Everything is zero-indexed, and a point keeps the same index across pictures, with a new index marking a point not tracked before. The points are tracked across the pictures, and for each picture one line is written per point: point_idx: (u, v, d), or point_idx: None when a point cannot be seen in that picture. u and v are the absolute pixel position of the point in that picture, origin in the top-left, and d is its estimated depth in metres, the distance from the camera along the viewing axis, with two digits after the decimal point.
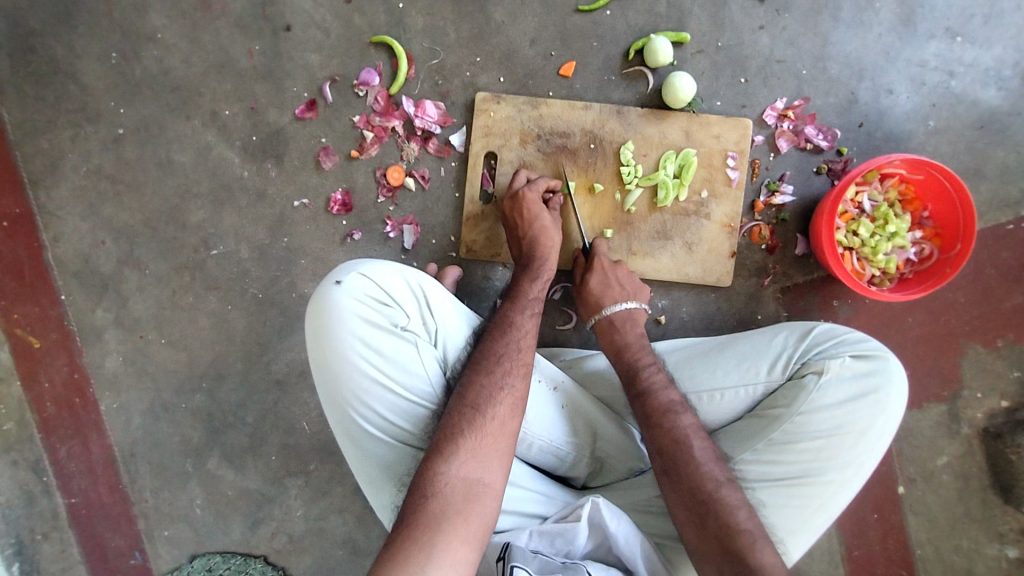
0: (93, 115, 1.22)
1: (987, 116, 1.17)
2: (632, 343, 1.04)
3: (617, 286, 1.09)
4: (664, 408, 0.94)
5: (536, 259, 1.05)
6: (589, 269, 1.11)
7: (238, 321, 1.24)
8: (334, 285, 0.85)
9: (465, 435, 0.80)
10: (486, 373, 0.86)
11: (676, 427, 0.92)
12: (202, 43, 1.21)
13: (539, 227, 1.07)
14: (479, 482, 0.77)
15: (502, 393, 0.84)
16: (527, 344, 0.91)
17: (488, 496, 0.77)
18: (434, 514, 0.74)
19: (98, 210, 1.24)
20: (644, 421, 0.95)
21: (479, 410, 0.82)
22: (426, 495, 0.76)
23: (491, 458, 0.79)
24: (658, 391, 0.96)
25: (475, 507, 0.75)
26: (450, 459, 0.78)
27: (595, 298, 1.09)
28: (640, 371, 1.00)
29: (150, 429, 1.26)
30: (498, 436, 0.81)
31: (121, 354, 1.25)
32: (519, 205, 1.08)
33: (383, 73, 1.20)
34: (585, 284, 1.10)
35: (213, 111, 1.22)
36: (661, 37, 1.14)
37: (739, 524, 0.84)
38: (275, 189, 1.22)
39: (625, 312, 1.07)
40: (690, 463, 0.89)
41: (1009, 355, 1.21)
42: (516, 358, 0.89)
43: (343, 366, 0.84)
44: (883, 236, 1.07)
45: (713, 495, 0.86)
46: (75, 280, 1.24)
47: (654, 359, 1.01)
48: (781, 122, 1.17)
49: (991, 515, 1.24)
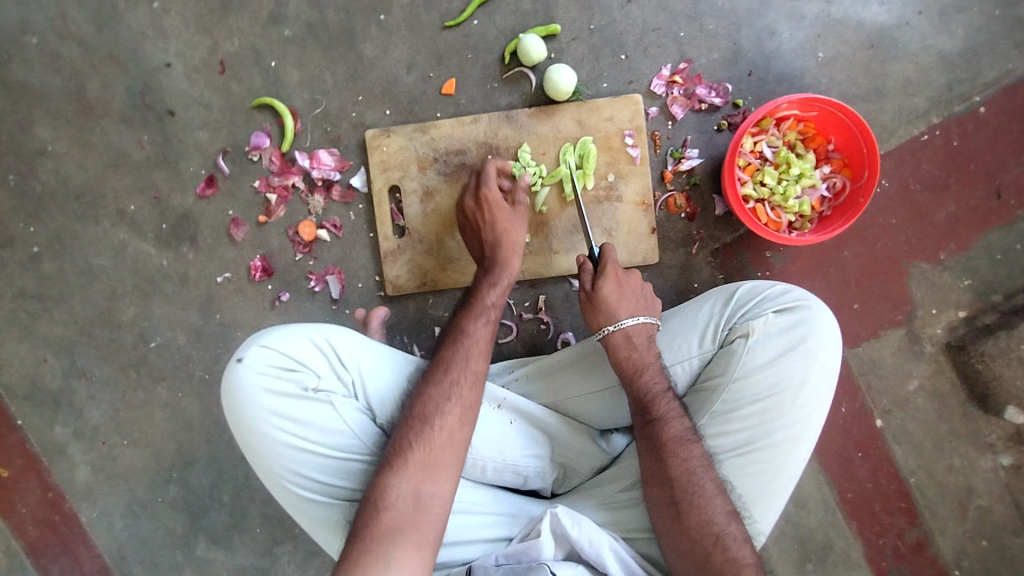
0: (5, 240, 1.24)
1: (875, 34, 1.15)
2: (651, 363, 0.94)
3: (631, 296, 0.99)
4: (679, 438, 0.89)
5: (498, 264, 1.03)
6: (600, 276, 1.01)
7: (192, 405, 1.25)
8: (236, 364, 0.84)
9: (415, 447, 0.82)
10: (436, 384, 0.87)
11: (690, 459, 0.88)
12: (92, 145, 1.22)
13: (502, 228, 1.04)
14: (427, 494, 0.79)
15: (450, 404, 0.85)
16: (478, 353, 0.91)
17: (437, 505, 0.79)
18: (386, 527, 0.76)
19: (33, 330, 1.25)
20: (655, 451, 0.89)
21: (428, 421, 0.83)
22: (378, 508, 0.78)
23: (439, 471, 0.80)
24: (674, 420, 0.91)
25: (424, 518, 0.77)
26: (400, 472, 0.80)
27: (613, 309, 0.98)
28: (655, 399, 0.92)
29: (134, 529, 1.28)
30: (446, 447, 0.82)
31: (89, 463, 1.27)
32: (482, 206, 1.06)
33: (272, 133, 1.20)
34: (598, 292, 0.99)
35: (119, 209, 1.23)
36: (530, 35, 1.13)
37: (741, 557, 0.83)
38: (196, 270, 1.23)
39: (642, 327, 0.97)
40: (700, 497, 0.86)
41: (955, 266, 1.19)
42: (467, 367, 0.89)
43: (263, 441, 0.83)
44: (790, 180, 1.06)
45: (720, 529, 0.85)
46: (27, 402, 1.26)
47: (668, 386, 0.94)
48: (670, 89, 1.16)
49: (976, 428, 1.21)
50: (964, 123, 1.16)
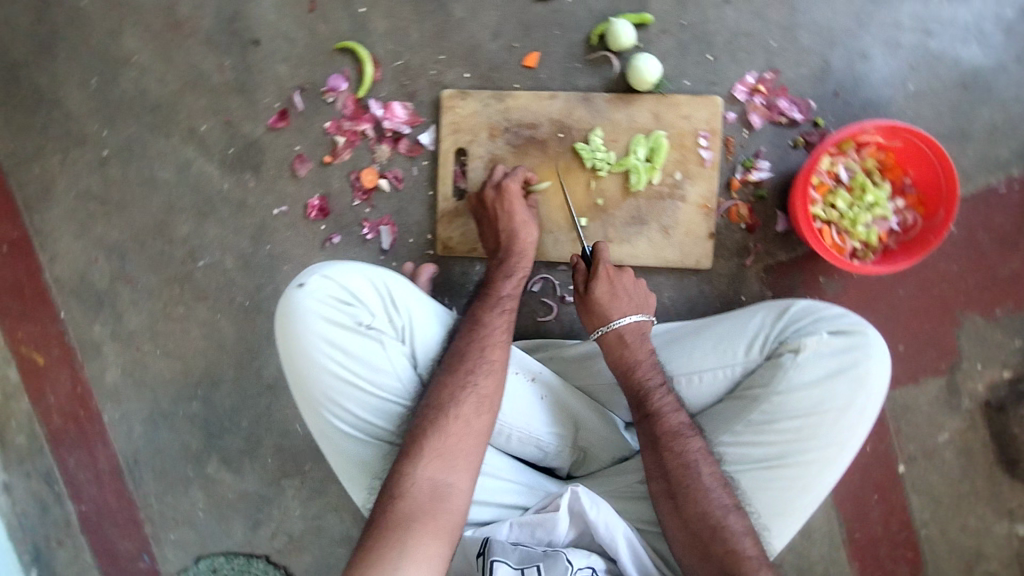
0: (78, 138, 1.27)
1: (970, 76, 1.13)
2: (643, 360, 0.97)
3: (625, 295, 1.02)
4: (675, 432, 0.91)
5: (513, 255, 1.05)
6: (593, 278, 1.03)
7: (228, 329, 1.28)
8: (298, 287, 0.86)
9: (429, 435, 0.80)
10: (449, 374, 0.86)
11: (685, 452, 0.90)
12: (176, 61, 1.25)
13: (518, 221, 1.06)
14: (444, 483, 0.77)
15: (466, 393, 0.84)
16: (494, 342, 0.90)
17: (456, 495, 0.77)
18: (403, 516, 0.74)
19: (90, 229, 1.28)
20: (652, 444, 0.92)
21: (443, 410, 0.82)
22: (395, 498, 0.76)
23: (457, 459, 0.79)
24: (668, 414, 0.93)
25: (442, 507, 0.75)
26: (416, 461, 0.78)
27: (602, 308, 1.01)
28: (649, 393, 0.95)
29: (151, 438, 1.31)
30: (463, 436, 0.80)
31: (120, 367, 1.30)
32: (502, 196, 1.08)
33: (349, 77, 1.21)
34: (591, 294, 1.02)
35: (191, 127, 1.25)
36: (622, 21, 1.13)
37: (745, 550, 0.83)
38: (254, 198, 1.25)
39: (635, 325, 1.00)
40: (698, 491, 0.87)
41: (1009, 324, 1.17)
42: (482, 358, 0.88)
43: (311, 366, 0.86)
44: (863, 206, 1.04)
45: (719, 522, 0.85)
46: (73, 297, 1.29)
47: (664, 381, 0.96)
48: (752, 97, 1.15)
49: (1000, 491, 1.19)
50: None
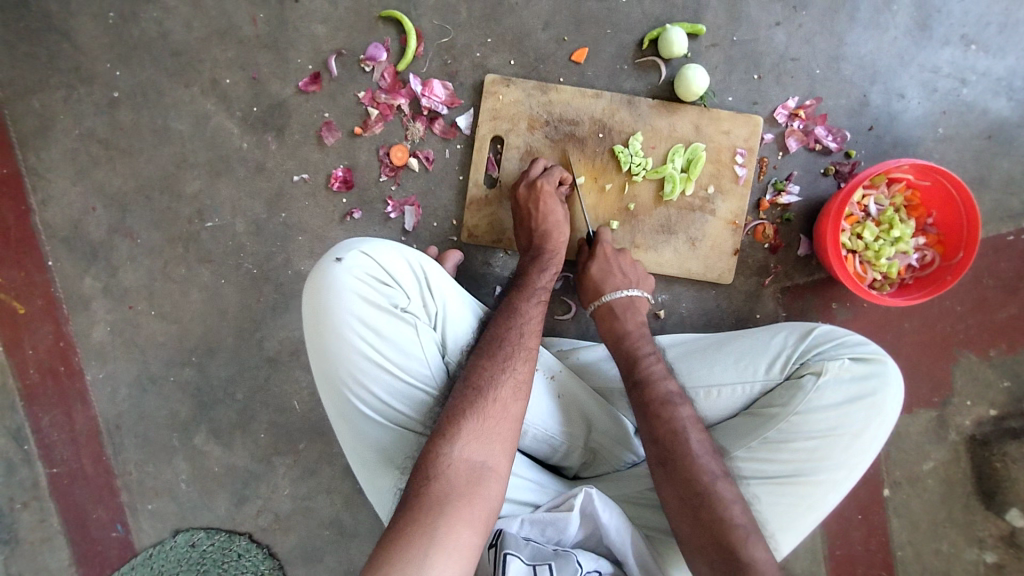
0: (87, 76, 1.18)
1: (996, 126, 1.18)
2: (631, 332, 1.03)
3: (619, 272, 1.08)
4: (664, 398, 0.94)
5: (545, 252, 1.03)
6: (591, 257, 1.10)
7: (232, 295, 1.22)
8: (334, 261, 0.82)
9: (467, 416, 0.78)
10: (489, 357, 0.84)
11: (674, 418, 0.92)
12: (204, 7, 1.17)
13: (552, 221, 1.05)
14: (481, 466, 0.75)
15: (504, 376, 0.82)
16: (531, 330, 0.89)
17: (492, 479, 0.75)
18: (437, 497, 0.72)
19: (90, 175, 1.20)
20: (639, 409, 0.95)
21: (481, 393, 0.80)
22: (430, 477, 0.74)
23: (493, 442, 0.77)
24: (657, 381, 0.96)
25: (478, 490, 0.74)
26: (453, 441, 0.76)
27: (596, 284, 1.08)
28: (641, 360, 0.99)
29: (137, 402, 1.24)
30: (500, 420, 0.79)
31: (109, 325, 1.22)
32: (534, 195, 1.06)
33: (391, 49, 1.17)
34: (586, 271, 1.10)
35: (213, 78, 1.18)
36: (676, 28, 1.13)
37: (734, 517, 0.84)
38: (275, 162, 1.19)
39: (627, 300, 1.06)
40: (686, 454, 0.89)
41: (1000, 365, 1.23)
42: (520, 344, 0.87)
43: (340, 345, 0.81)
44: (888, 240, 1.07)
45: (706, 486, 0.86)
46: (64, 246, 1.21)
47: (655, 350, 1.01)
48: (791, 121, 1.17)
49: (973, 521, 1.25)
50: None
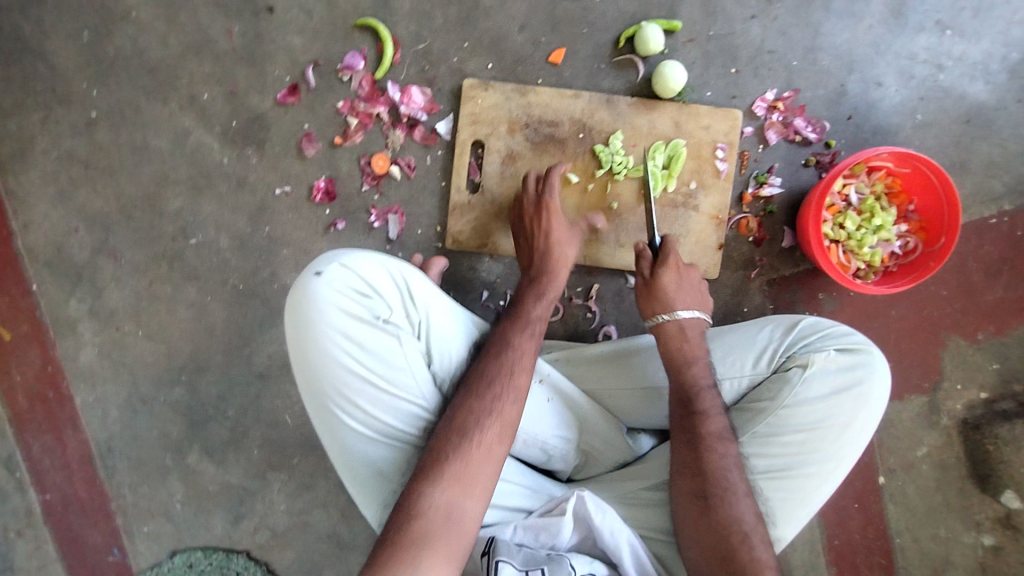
0: (64, 97, 1.18)
1: (974, 110, 1.18)
2: (700, 358, 0.97)
3: (689, 289, 1.02)
4: (717, 435, 0.91)
5: (545, 275, 1.01)
6: (659, 265, 1.02)
7: (219, 312, 1.22)
8: (313, 276, 0.82)
9: (450, 458, 0.77)
10: (474, 396, 0.82)
11: (724, 456, 0.90)
12: (178, 23, 1.17)
13: (556, 239, 1.03)
14: (461, 508, 0.75)
15: (491, 419, 0.80)
16: (522, 367, 0.86)
17: (469, 520, 0.74)
18: (415, 537, 0.72)
19: (71, 197, 1.19)
20: (691, 443, 0.91)
21: (466, 435, 0.79)
22: (409, 516, 0.73)
23: (475, 486, 0.76)
24: (714, 415, 0.92)
25: (456, 530, 0.73)
26: (434, 483, 0.76)
27: (665, 300, 1.01)
28: (700, 393, 0.94)
29: (127, 424, 1.23)
30: (484, 463, 0.78)
31: (97, 347, 1.22)
32: (541, 212, 1.05)
33: (367, 57, 1.17)
34: (657, 280, 1.01)
35: (191, 94, 1.18)
36: (652, 25, 1.13)
37: (761, 557, 0.84)
38: (256, 176, 1.19)
39: (694, 322, 0.99)
40: (729, 496, 0.87)
41: (989, 348, 1.23)
42: (510, 384, 0.84)
43: (323, 360, 0.81)
44: (869, 229, 1.08)
45: (748, 528, 0.86)
46: (47, 270, 1.20)
47: (713, 382, 0.96)
48: (770, 113, 1.17)
49: (968, 504, 1.26)
50: None
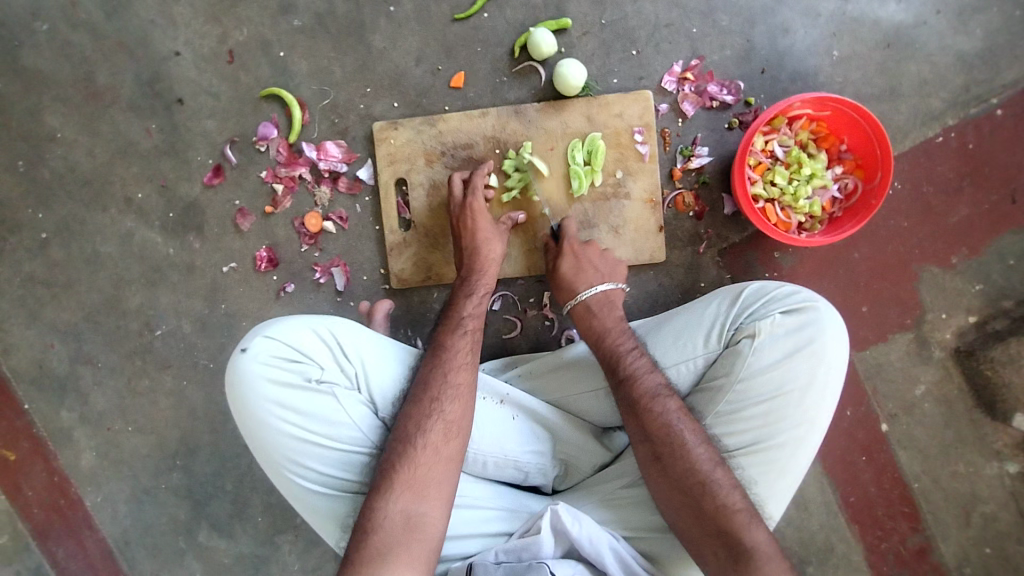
0: (15, 225, 1.24)
1: (892, 33, 1.14)
2: (611, 327, 1.00)
3: (591, 268, 1.07)
4: (652, 393, 0.91)
5: (471, 274, 1.04)
6: (560, 254, 1.09)
7: (197, 394, 1.26)
8: (240, 353, 0.85)
9: (399, 467, 0.81)
10: (414, 403, 0.85)
11: (665, 412, 0.89)
12: (101, 133, 1.23)
13: (482, 237, 1.05)
14: (418, 514, 0.78)
15: (432, 421, 0.84)
16: (458, 365, 0.89)
17: (429, 524, 0.78)
18: (377, 549, 0.76)
19: (41, 316, 1.26)
20: (631, 408, 0.91)
21: (410, 441, 0.82)
22: (366, 531, 0.77)
23: (427, 490, 0.80)
24: (644, 375, 0.93)
25: (415, 536, 0.77)
26: (387, 494, 0.79)
27: (569, 282, 1.07)
28: (622, 359, 0.95)
29: (136, 516, 1.29)
30: (433, 464, 0.81)
31: (94, 450, 1.28)
32: (464, 214, 1.07)
33: (279, 123, 1.20)
34: (557, 270, 1.08)
35: (127, 196, 1.23)
36: (540, 28, 1.12)
37: (735, 503, 0.83)
38: (202, 259, 1.23)
39: (601, 296, 1.04)
40: (682, 448, 0.86)
41: (966, 270, 1.17)
42: (447, 384, 0.87)
43: (265, 431, 0.84)
44: (801, 180, 1.05)
45: (707, 475, 0.85)
46: (34, 387, 1.27)
47: (636, 344, 0.97)
48: (682, 85, 1.15)
49: (983, 434, 1.20)
50: (979, 124, 1.15)
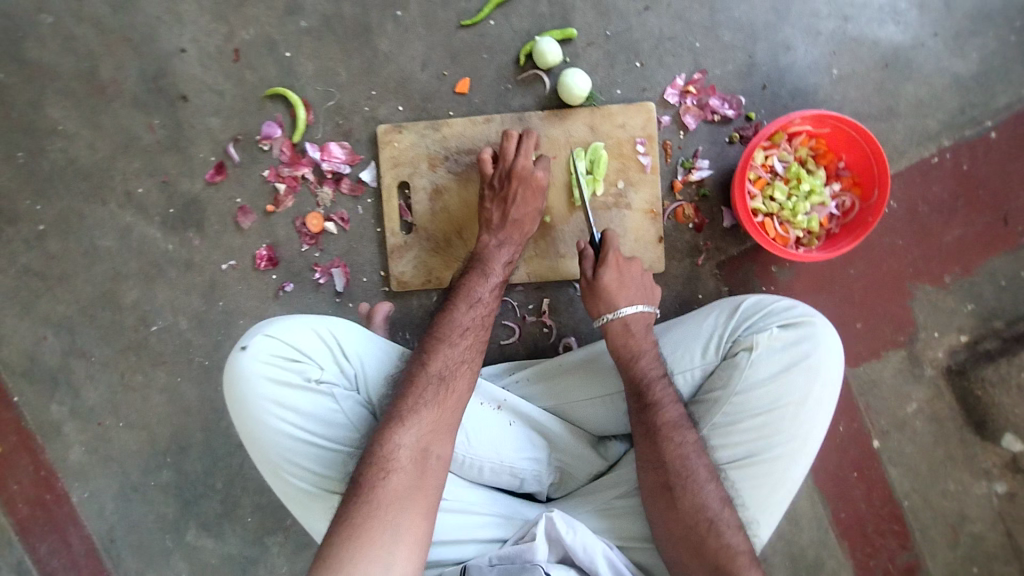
0: (11, 216, 1.23)
1: (890, 54, 1.16)
2: (648, 350, 0.96)
3: (632, 284, 1.01)
4: (674, 423, 0.90)
5: (508, 229, 1.06)
6: (601, 264, 1.02)
7: (190, 391, 1.25)
8: (240, 351, 0.84)
9: (424, 407, 0.84)
10: (449, 345, 0.90)
11: (683, 443, 0.89)
12: (103, 127, 1.22)
13: (526, 203, 1.06)
14: (436, 455, 0.82)
15: (464, 368, 0.89)
16: (486, 318, 0.96)
17: (441, 467, 0.82)
18: (394, 488, 0.78)
19: (34, 308, 1.25)
20: (649, 435, 0.90)
21: (443, 382, 0.86)
22: (385, 471, 0.79)
23: (447, 431, 0.84)
24: (667, 405, 0.91)
25: (432, 477, 0.80)
26: (409, 433, 0.82)
27: (608, 296, 1.00)
28: (651, 383, 0.93)
29: (124, 512, 1.27)
30: (456, 409, 0.85)
31: (83, 444, 1.26)
32: (523, 176, 1.06)
33: (283, 123, 1.20)
34: (600, 280, 1.01)
35: (127, 190, 1.23)
36: (546, 38, 1.14)
37: (735, 544, 0.84)
38: (201, 256, 1.23)
39: (640, 315, 0.99)
40: (694, 483, 0.87)
41: (959, 290, 1.19)
42: (476, 334, 0.93)
43: (262, 430, 0.83)
44: (800, 196, 1.07)
45: (713, 514, 0.85)
46: (25, 379, 1.26)
47: (665, 372, 0.95)
48: (684, 99, 1.17)
49: (972, 453, 1.21)
50: (974, 147, 1.17)
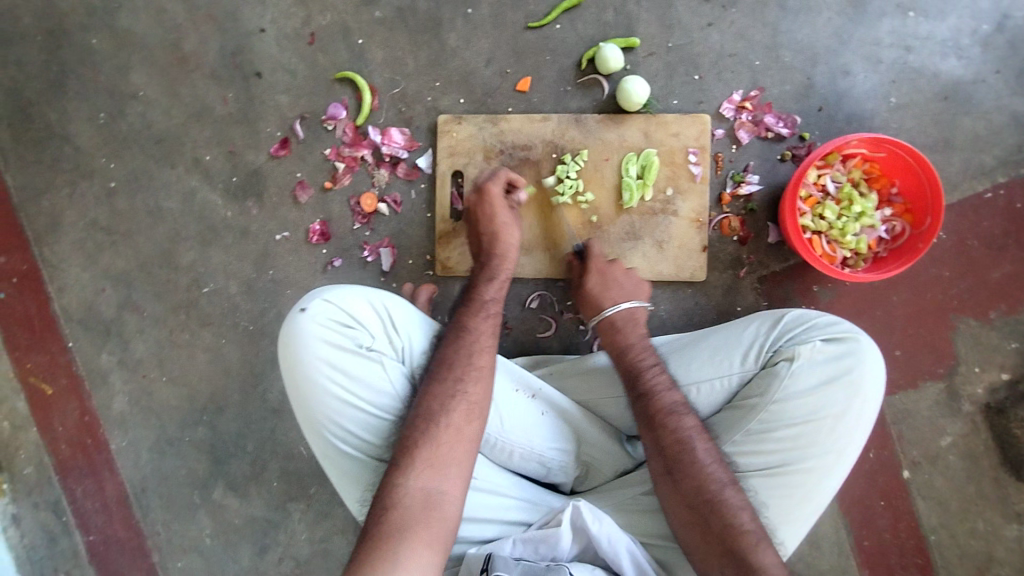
0: (86, 171, 1.31)
1: (950, 87, 1.17)
2: (636, 343, 0.99)
3: (614, 285, 1.05)
4: (669, 409, 0.91)
5: (494, 258, 1.03)
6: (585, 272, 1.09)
7: (233, 353, 1.30)
8: (300, 312, 0.88)
9: (420, 445, 0.82)
10: (439, 382, 0.88)
11: (679, 429, 0.90)
12: (180, 96, 1.29)
13: (502, 223, 1.04)
14: (438, 491, 0.80)
15: (455, 401, 0.85)
16: (485, 347, 0.92)
17: (448, 501, 0.80)
18: (396, 524, 0.77)
19: (97, 260, 1.31)
20: (647, 422, 0.92)
21: (433, 421, 0.84)
22: (387, 508, 0.78)
23: (449, 466, 0.82)
24: (661, 393, 0.93)
25: (435, 515, 0.78)
26: (408, 472, 0.81)
27: (596, 301, 1.06)
28: (643, 372, 0.96)
29: (157, 464, 1.32)
30: (455, 442, 0.83)
31: (127, 395, 1.32)
32: (484, 199, 1.05)
33: (349, 106, 1.26)
34: (585, 288, 1.07)
35: (195, 157, 1.29)
36: (609, 44, 1.17)
37: (743, 525, 0.83)
38: (257, 225, 1.28)
39: (628, 312, 1.02)
40: (693, 464, 0.87)
41: (1004, 327, 1.18)
42: (470, 363, 0.89)
43: (312, 389, 0.87)
44: (850, 216, 1.07)
45: (714, 494, 0.85)
46: (81, 326, 1.32)
47: (657, 360, 0.97)
48: (739, 113, 1.19)
49: (1005, 495, 1.19)
50: None
